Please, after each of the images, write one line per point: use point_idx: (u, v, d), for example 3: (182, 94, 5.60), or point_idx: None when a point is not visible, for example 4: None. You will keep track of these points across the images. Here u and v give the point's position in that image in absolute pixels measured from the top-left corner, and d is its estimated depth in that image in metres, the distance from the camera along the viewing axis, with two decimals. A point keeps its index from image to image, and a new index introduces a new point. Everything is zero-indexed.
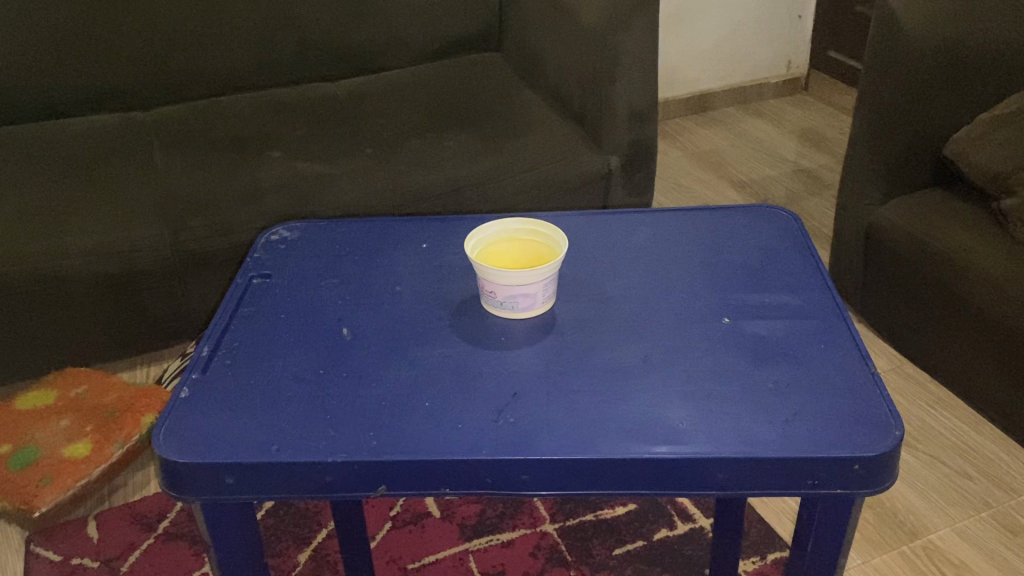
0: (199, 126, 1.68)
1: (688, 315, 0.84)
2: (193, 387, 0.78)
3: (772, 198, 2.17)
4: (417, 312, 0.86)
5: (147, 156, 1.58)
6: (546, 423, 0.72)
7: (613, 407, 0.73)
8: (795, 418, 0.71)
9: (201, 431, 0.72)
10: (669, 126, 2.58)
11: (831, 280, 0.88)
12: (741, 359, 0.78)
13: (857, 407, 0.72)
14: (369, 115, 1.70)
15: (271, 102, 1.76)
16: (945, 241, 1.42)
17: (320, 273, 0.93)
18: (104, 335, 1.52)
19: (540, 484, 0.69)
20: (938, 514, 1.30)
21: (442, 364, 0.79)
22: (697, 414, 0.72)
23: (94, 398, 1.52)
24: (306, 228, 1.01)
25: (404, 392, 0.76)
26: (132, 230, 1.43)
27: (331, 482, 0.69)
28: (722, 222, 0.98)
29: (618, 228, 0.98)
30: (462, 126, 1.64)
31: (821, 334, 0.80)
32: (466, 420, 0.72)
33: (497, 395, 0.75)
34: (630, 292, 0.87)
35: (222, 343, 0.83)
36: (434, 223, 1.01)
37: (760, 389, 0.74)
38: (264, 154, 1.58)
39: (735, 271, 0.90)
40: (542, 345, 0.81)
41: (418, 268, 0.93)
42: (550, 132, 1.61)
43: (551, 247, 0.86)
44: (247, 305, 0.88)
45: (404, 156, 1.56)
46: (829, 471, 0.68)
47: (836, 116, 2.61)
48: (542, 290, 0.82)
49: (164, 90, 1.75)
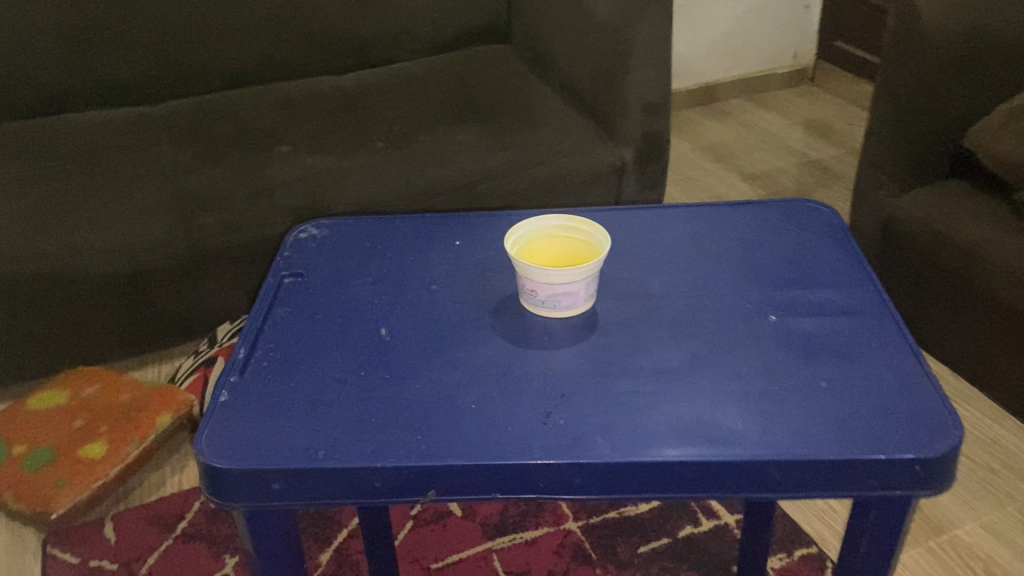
0: (207, 121, 1.65)
1: (734, 312, 0.82)
2: (232, 390, 0.76)
3: (782, 189, 2.16)
4: (454, 311, 0.84)
5: (156, 153, 1.56)
6: (596, 424, 0.70)
7: (662, 409, 0.71)
8: (851, 418, 0.69)
9: (242, 436, 0.71)
10: (676, 118, 2.56)
11: (876, 277, 0.86)
12: (791, 357, 0.76)
13: (913, 406, 0.70)
14: (381, 109, 1.68)
15: (281, 97, 1.73)
16: (968, 234, 1.40)
17: (352, 271, 0.91)
18: (114, 332, 1.50)
19: (593, 489, 0.68)
20: (963, 507, 1.29)
21: (485, 365, 0.77)
22: (751, 413, 0.70)
23: (108, 398, 1.50)
24: (334, 225, 0.99)
25: (447, 395, 0.74)
26: (143, 227, 1.41)
27: (379, 487, 0.68)
28: (759, 218, 0.97)
29: (654, 225, 0.96)
30: (475, 119, 1.62)
31: (870, 331, 0.79)
32: (514, 422, 0.70)
33: (545, 396, 0.73)
34: (672, 289, 0.86)
35: (258, 344, 0.81)
36: (466, 220, 0.99)
37: (813, 388, 0.73)
38: (275, 149, 1.56)
39: (778, 268, 0.88)
40: (585, 344, 0.79)
41: (451, 266, 0.91)
42: (563, 125, 1.59)
43: (591, 243, 0.84)
44: (281, 305, 0.86)
45: (418, 151, 1.54)
46: (888, 472, 0.66)
47: (844, 106, 2.60)
48: (585, 288, 0.81)
49: (171, 85, 1.73)
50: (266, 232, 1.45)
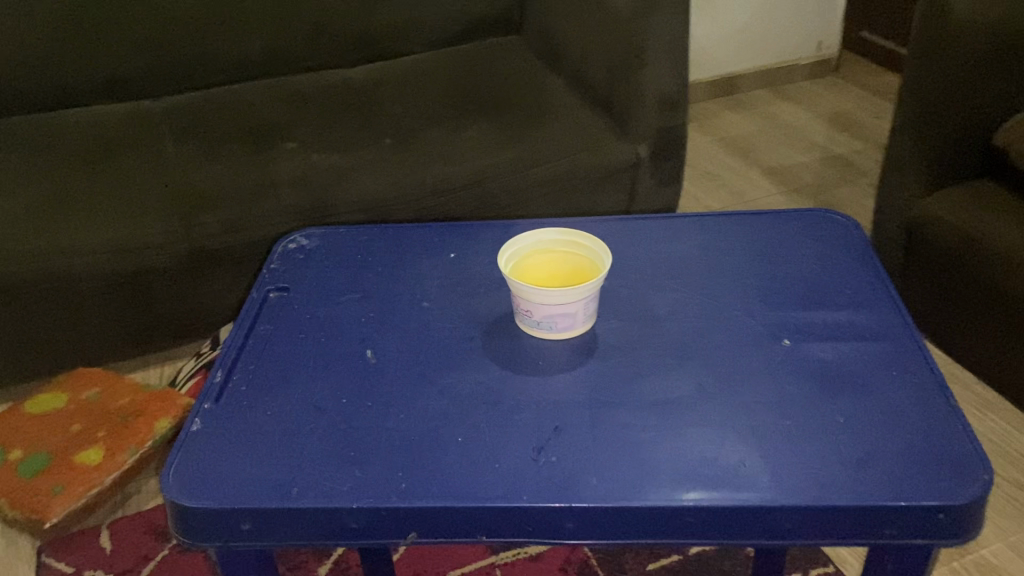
0: (211, 117, 1.60)
1: (744, 336, 0.76)
2: (205, 419, 0.71)
3: (804, 185, 2.08)
4: (445, 332, 0.79)
5: (159, 150, 1.51)
6: (591, 462, 0.65)
7: (663, 446, 0.66)
8: (867, 458, 0.64)
9: (213, 471, 0.66)
10: (695, 110, 2.49)
11: (899, 296, 0.80)
12: (805, 388, 0.70)
13: (936, 444, 0.65)
14: (388, 105, 1.62)
15: (287, 92, 1.68)
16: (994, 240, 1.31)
17: (340, 285, 0.86)
18: (115, 333, 1.46)
19: (586, 533, 0.63)
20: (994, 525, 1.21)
21: (474, 394, 0.72)
22: (761, 451, 0.65)
23: (107, 401, 1.46)
24: (324, 234, 0.94)
25: (432, 426, 0.69)
26: (142, 226, 1.36)
27: (355, 529, 0.63)
28: (774, 230, 0.91)
29: (662, 237, 0.90)
30: (485, 115, 1.56)
31: (891, 357, 0.73)
32: (503, 459, 0.65)
33: (537, 429, 0.68)
34: (679, 309, 0.80)
35: (237, 366, 0.76)
36: (462, 230, 0.94)
37: (829, 424, 0.67)
38: (279, 146, 1.50)
39: (792, 287, 0.82)
40: (583, 370, 0.74)
41: (445, 281, 0.86)
42: (575, 121, 1.53)
43: (592, 260, 0.78)
44: (264, 323, 0.82)
45: (424, 149, 1.48)
46: (909, 519, 0.61)
47: (871, 98, 2.51)
48: (583, 309, 0.75)
49: (177, 81, 1.68)
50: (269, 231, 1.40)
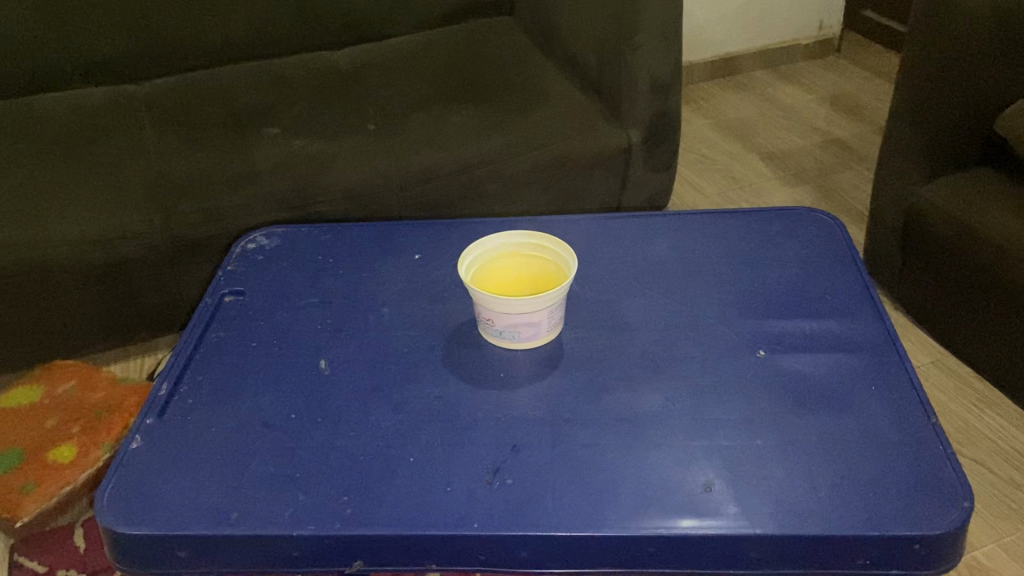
0: (191, 98, 1.37)
1: (718, 347, 0.72)
2: (146, 435, 0.68)
3: (802, 169, 2.03)
4: (405, 340, 0.75)
5: (134, 136, 1.28)
6: (548, 485, 0.61)
7: (628, 470, 0.62)
8: (841, 481, 0.60)
9: (152, 493, 0.63)
10: (694, 92, 2.44)
11: (884, 304, 0.76)
12: (782, 405, 0.66)
13: (916, 469, 0.61)
14: (376, 86, 1.41)
15: (266, 72, 1.45)
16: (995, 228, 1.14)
17: (298, 289, 0.82)
18: (92, 342, 1.24)
19: (540, 561, 0.59)
20: (1002, 517, 1.06)
21: (431, 408, 0.68)
22: (729, 475, 0.61)
23: (83, 396, 1.17)
24: (286, 234, 0.91)
25: (382, 444, 0.65)
26: (112, 217, 1.14)
27: (297, 556, 0.60)
28: (756, 230, 0.87)
29: (638, 238, 0.86)
30: (484, 98, 1.35)
31: (873, 371, 0.69)
32: (456, 481, 0.62)
33: (494, 447, 0.64)
34: (650, 316, 0.76)
35: (185, 377, 0.73)
36: (431, 229, 0.90)
37: (802, 446, 0.63)
38: (259, 131, 1.28)
39: (772, 294, 0.78)
40: (547, 381, 0.70)
41: (408, 284, 0.82)
42: (567, 104, 1.34)
43: (558, 265, 0.74)
44: (216, 329, 0.78)
45: (411, 134, 1.27)
46: (882, 550, 0.57)
47: (872, 79, 2.45)
48: (548, 318, 0.71)
49: (156, 62, 1.45)
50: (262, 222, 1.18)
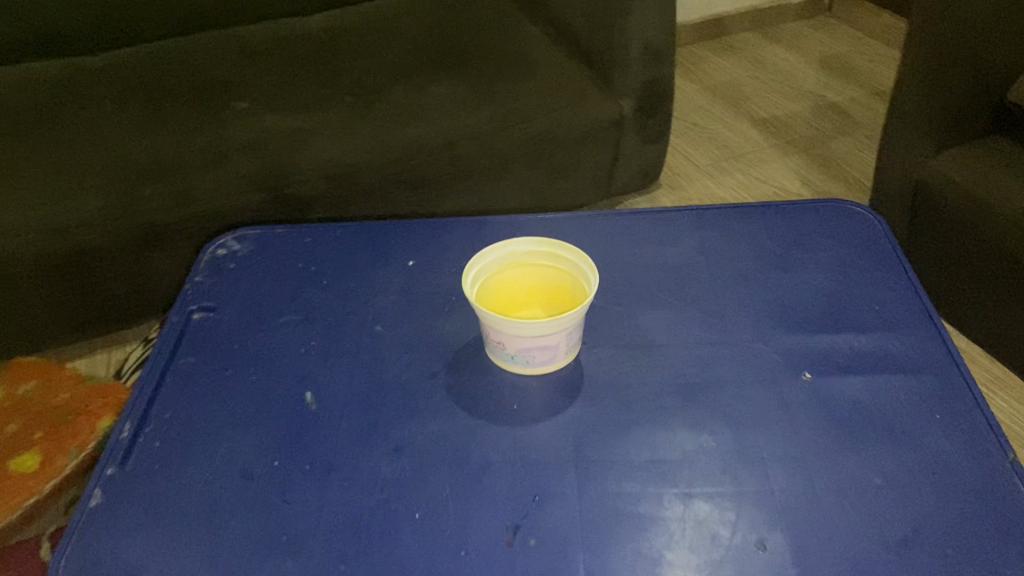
0: (148, 69, 1.24)
1: (758, 368, 0.64)
2: (107, 489, 0.58)
3: (795, 136, 1.94)
4: (402, 366, 0.66)
5: (86, 111, 1.14)
6: (578, 545, 0.53)
7: (668, 523, 0.54)
8: (914, 534, 0.52)
9: (116, 564, 0.54)
10: (682, 55, 2.33)
11: (936, 313, 0.68)
12: (833, 439, 0.58)
13: (993, 516, 0.53)
14: (349, 52, 1.28)
15: (230, 42, 1.32)
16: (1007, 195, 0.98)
17: (280, 304, 0.73)
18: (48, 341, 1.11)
19: None
20: None
21: (437, 448, 0.59)
22: (783, 526, 0.53)
23: (44, 399, 0.95)
24: (261, 238, 0.81)
25: (380, 497, 0.56)
26: (66, 203, 1.00)
27: None
28: (786, 227, 0.78)
29: (657, 240, 0.77)
30: (468, 62, 1.24)
31: (931, 394, 0.61)
32: (470, 543, 0.53)
33: (511, 497, 0.56)
34: (677, 334, 0.67)
35: (150, 416, 0.64)
36: (424, 230, 0.80)
37: (860, 489, 0.55)
38: (225, 105, 1.15)
39: (812, 304, 0.69)
40: (567, 415, 0.61)
41: (402, 297, 0.73)
42: (555, 68, 1.23)
43: (573, 279, 0.65)
44: (185, 354, 0.69)
45: (391, 104, 1.15)
46: None
47: (863, 40, 2.36)
48: (565, 340, 0.62)
49: (112, 33, 1.32)
50: (236, 211, 1.06)
